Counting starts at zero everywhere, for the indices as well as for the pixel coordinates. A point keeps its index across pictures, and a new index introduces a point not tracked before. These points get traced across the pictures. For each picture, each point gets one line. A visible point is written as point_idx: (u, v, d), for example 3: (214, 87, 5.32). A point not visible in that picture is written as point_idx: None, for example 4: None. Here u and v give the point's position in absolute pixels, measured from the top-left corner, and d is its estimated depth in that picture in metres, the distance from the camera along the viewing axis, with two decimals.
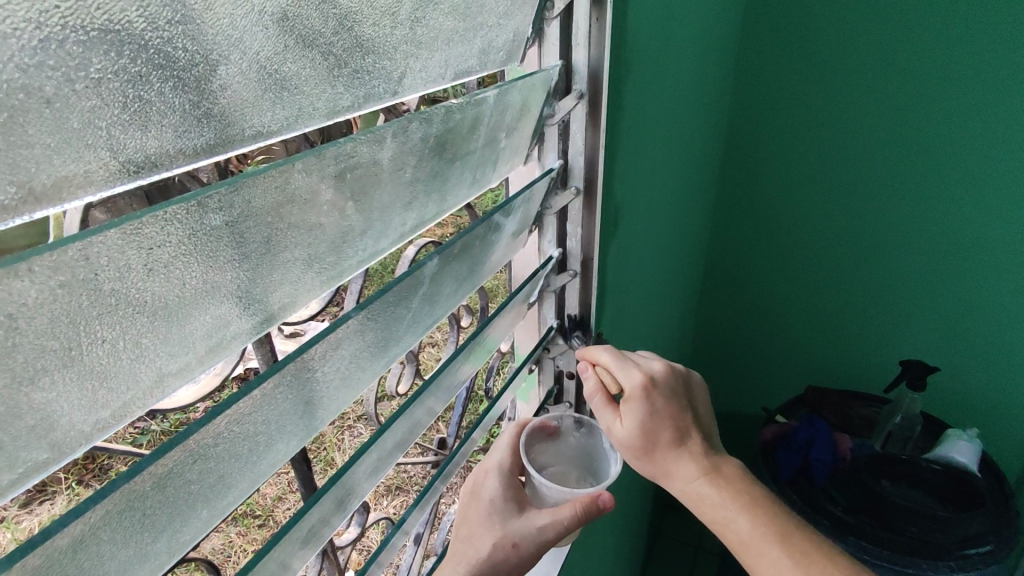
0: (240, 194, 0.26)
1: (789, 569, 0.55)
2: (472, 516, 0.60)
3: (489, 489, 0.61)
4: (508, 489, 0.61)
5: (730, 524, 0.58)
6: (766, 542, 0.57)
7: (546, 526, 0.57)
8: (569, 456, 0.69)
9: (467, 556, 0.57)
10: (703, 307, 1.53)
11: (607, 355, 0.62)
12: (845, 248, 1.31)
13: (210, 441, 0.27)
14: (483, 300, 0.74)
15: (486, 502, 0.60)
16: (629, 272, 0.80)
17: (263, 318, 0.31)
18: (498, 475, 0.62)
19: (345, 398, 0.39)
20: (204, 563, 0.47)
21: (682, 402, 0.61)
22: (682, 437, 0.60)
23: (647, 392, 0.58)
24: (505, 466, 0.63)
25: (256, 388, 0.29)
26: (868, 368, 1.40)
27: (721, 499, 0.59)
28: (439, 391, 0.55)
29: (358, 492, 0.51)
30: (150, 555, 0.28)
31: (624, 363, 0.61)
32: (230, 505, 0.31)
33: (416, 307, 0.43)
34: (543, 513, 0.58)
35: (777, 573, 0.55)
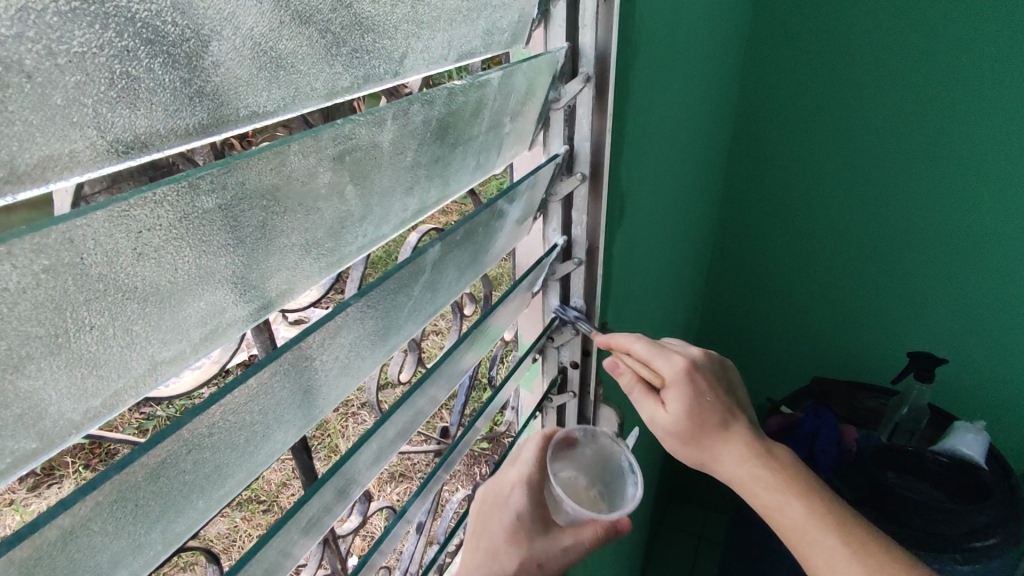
0: (233, 176, 0.25)
1: (844, 556, 0.55)
2: (494, 530, 0.60)
3: (513, 503, 0.60)
4: (533, 504, 0.60)
5: (779, 512, 0.59)
6: (821, 530, 0.57)
7: (569, 546, 0.60)
8: (584, 455, 0.67)
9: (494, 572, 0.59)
10: (709, 296, 1.52)
11: (643, 343, 0.62)
12: (855, 238, 1.29)
13: (204, 432, 0.27)
14: (487, 288, 0.73)
15: (510, 518, 0.60)
16: (635, 261, 0.79)
17: (260, 304, 0.30)
18: (526, 492, 0.60)
19: (345, 387, 0.38)
20: (205, 552, 0.46)
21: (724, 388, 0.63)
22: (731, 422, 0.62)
23: (689, 376, 0.60)
24: (532, 479, 0.61)
25: (251, 377, 0.28)
26: (875, 359, 1.39)
27: (775, 483, 0.60)
28: (442, 379, 0.55)
29: (360, 481, 0.51)
30: (145, 545, 0.27)
31: (663, 351, 0.62)
32: (227, 494, 0.31)
33: (417, 295, 0.42)
34: (566, 533, 0.60)
35: (831, 560, 0.56)
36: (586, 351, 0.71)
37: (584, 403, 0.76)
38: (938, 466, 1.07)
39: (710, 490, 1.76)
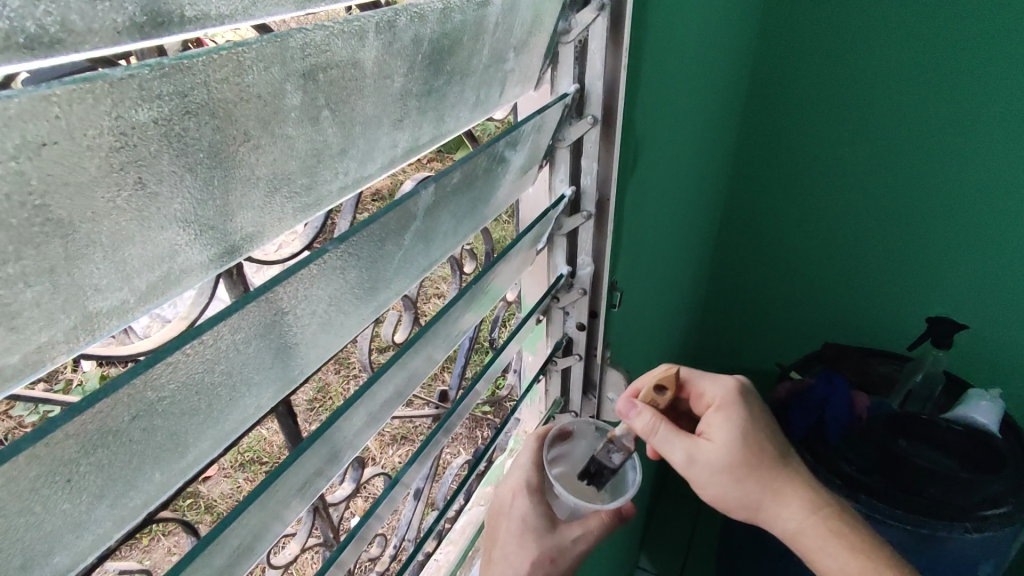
0: (170, 83, 0.20)
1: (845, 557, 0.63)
2: (506, 538, 0.63)
3: (518, 510, 0.63)
4: (537, 506, 0.63)
5: (807, 538, 0.64)
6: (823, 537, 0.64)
7: (578, 537, 0.63)
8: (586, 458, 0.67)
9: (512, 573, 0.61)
10: (718, 262, 1.47)
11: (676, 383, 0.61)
12: (874, 200, 1.24)
13: (150, 395, 0.23)
14: (488, 244, 0.69)
15: (517, 522, 0.62)
16: (645, 218, 0.74)
17: (223, 249, 0.26)
18: (528, 497, 0.63)
19: (328, 345, 0.34)
20: (182, 524, 0.43)
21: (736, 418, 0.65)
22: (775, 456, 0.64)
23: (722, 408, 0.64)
24: (532, 483, 0.64)
25: (209, 331, 0.24)
26: (888, 326, 1.35)
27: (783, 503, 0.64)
28: (440, 339, 0.51)
29: (353, 445, 0.46)
30: (91, 522, 0.24)
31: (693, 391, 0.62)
32: (192, 464, 0.27)
33: (409, 245, 0.38)
34: (574, 526, 0.63)
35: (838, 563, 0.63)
36: (593, 312, 0.67)
37: (590, 367, 0.73)
38: (950, 434, 1.04)
39: None
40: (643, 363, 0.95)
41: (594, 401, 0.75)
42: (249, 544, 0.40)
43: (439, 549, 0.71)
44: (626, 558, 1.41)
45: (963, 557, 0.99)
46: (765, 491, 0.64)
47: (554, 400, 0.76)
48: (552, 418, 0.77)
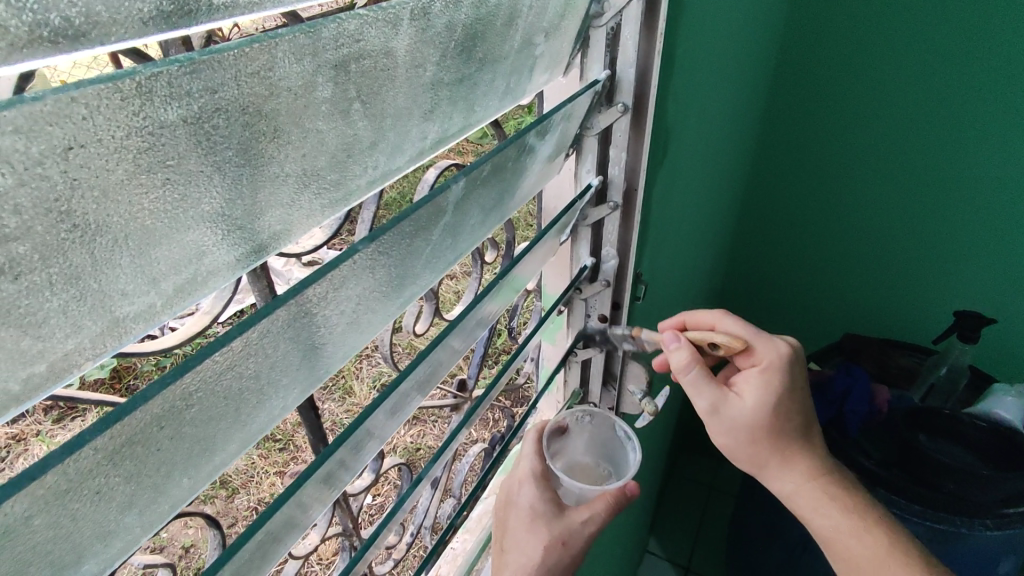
0: (199, 79, 0.19)
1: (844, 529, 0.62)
2: (514, 525, 0.61)
3: (525, 497, 0.62)
4: (545, 493, 0.62)
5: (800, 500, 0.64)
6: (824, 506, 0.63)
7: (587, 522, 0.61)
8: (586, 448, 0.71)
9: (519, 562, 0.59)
10: (735, 253, 1.43)
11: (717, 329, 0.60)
12: (904, 189, 1.20)
13: (179, 404, 0.22)
14: (509, 232, 0.68)
15: (526, 510, 0.61)
16: (671, 207, 0.72)
17: (249, 249, 0.25)
18: (534, 484, 0.62)
19: (354, 344, 0.33)
20: (205, 516, 0.43)
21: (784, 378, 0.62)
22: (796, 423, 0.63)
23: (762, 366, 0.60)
24: (539, 471, 0.63)
25: (237, 338, 0.23)
26: (910, 317, 1.33)
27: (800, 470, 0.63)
28: (464, 329, 0.50)
29: (378, 436, 0.46)
30: (120, 530, 0.23)
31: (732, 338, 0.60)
32: (218, 468, 0.27)
33: (436, 240, 0.36)
34: (581, 509, 0.61)
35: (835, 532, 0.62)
36: (616, 304, 0.66)
37: (611, 359, 0.71)
38: (974, 430, 1.02)
39: None
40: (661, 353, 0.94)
41: (614, 392, 0.74)
42: (282, 532, 0.40)
43: (455, 538, 0.71)
44: (636, 542, 1.42)
45: (981, 553, 0.98)
46: (777, 455, 0.62)
47: (574, 391, 0.75)
48: (570, 409, 0.76)
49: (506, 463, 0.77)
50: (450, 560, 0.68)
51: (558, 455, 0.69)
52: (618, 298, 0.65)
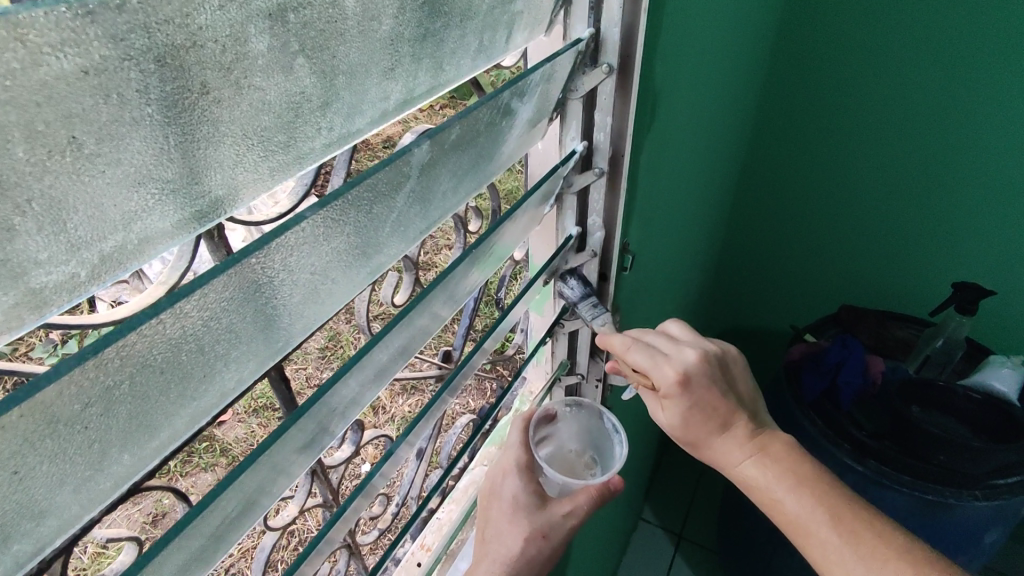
0: (97, 25, 0.18)
1: (840, 549, 0.53)
2: (496, 517, 0.62)
3: (509, 488, 0.62)
4: (529, 484, 0.62)
5: (791, 509, 0.57)
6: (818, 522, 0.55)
7: (569, 514, 0.62)
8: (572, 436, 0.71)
9: (500, 554, 0.60)
10: (733, 225, 1.41)
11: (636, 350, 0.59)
12: (907, 156, 1.17)
13: (101, 378, 0.21)
14: (495, 200, 0.66)
15: (508, 501, 0.62)
16: (663, 174, 0.70)
17: (189, 215, 0.24)
18: (518, 475, 0.62)
19: (316, 315, 0.31)
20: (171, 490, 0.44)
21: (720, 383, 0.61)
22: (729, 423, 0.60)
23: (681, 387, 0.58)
24: (523, 463, 0.63)
25: (167, 312, 0.21)
26: (910, 288, 1.31)
27: (769, 478, 0.59)
28: (443, 299, 0.48)
29: (357, 403, 0.43)
30: (54, 510, 0.22)
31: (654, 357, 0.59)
32: (162, 447, 0.26)
33: (402, 207, 0.35)
34: (564, 501, 0.62)
35: (829, 555, 0.54)
36: (603, 274, 0.64)
37: (598, 330, 0.70)
38: (968, 402, 1.02)
39: None
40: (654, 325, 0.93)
41: (602, 363, 0.73)
42: (255, 498, 0.37)
43: (441, 508, 0.71)
44: (630, 510, 1.44)
45: (969, 523, 0.99)
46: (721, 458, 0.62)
47: (561, 362, 0.74)
48: (558, 380, 0.75)
49: (493, 435, 0.77)
50: (435, 530, 0.68)
51: (544, 441, 0.69)
52: (606, 269, 0.64)
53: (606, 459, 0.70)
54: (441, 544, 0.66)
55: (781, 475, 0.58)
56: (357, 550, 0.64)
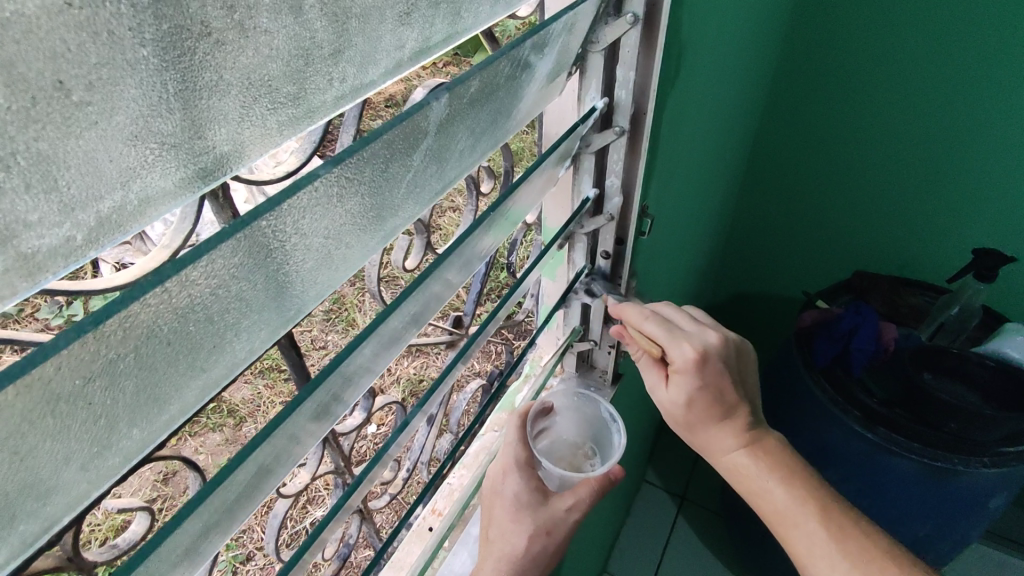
0: None
1: (824, 544, 0.60)
2: (499, 518, 0.59)
3: (510, 488, 0.60)
4: (530, 483, 0.61)
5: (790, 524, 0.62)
6: (804, 516, 0.61)
7: (571, 509, 0.61)
8: (569, 428, 0.71)
9: (506, 553, 0.58)
10: (744, 191, 1.37)
11: (652, 322, 0.61)
12: (930, 117, 1.12)
13: (102, 352, 0.19)
14: (508, 161, 0.63)
15: (510, 501, 0.59)
16: (683, 133, 0.67)
17: (190, 172, 0.22)
18: (519, 474, 0.60)
19: (329, 282, 0.30)
20: (181, 459, 0.44)
21: (734, 373, 0.63)
22: (727, 410, 0.63)
23: (697, 366, 0.59)
24: (522, 461, 0.61)
25: (166, 284, 0.19)
26: (926, 256, 1.28)
27: (761, 472, 0.64)
28: (458, 263, 0.45)
29: (370, 371, 0.41)
30: (60, 492, 0.21)
31: (672, 332, 0.61)
32: (172, 423, 0.24)
33: (419, 165, 0.32)
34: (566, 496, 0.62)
35: (811, 546, 0.60)
36: (620, 239, 0.62)
37: None
38: (982, 369, 1.01)
39: None
40: (665, 292, 0.91)
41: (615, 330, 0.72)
42: (272, 464, 0.35)
43: (452, 474, 0.71)
44: (633, 473, 1.45)
45: (974, 491, 0.99)
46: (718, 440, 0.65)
47: (573, 328, 0.73)
48: (570, 347, 0.74)
49: (503, 401, 0.76)
50: (446, 496, 0.68)
51: (540, 436, 0.69)
52: (623, 235, 0.62)
53: (605, 450, 0.70)
54: (453, 509, 0.66)
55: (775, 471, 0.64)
56: (368, 515, 0.65)
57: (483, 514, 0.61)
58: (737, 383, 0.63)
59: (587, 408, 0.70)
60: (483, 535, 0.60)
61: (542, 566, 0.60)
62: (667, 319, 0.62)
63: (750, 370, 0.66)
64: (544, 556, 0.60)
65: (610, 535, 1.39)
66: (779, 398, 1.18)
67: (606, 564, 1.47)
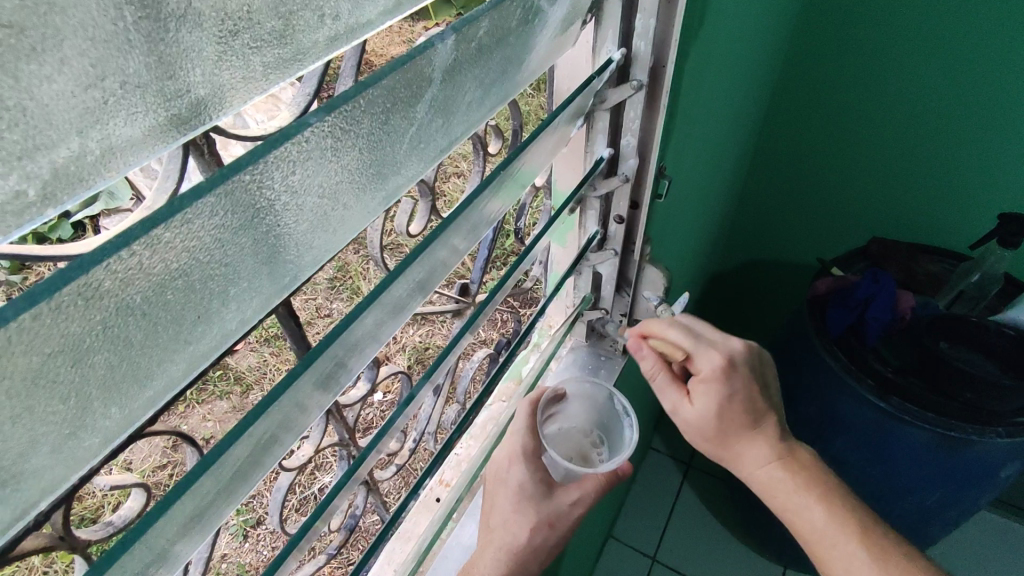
0: None
1: (861, 562, 0.57)
2: (500, 506, 0.59)
3: (515, 477, 0.59)
4: (536, 475, 0.59)
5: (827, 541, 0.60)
6: (840, 535, 0.59)
7: (576, 504, 0.61)
8: (581, 415, 0.68)
9: (506, 544, 0.57)
10: (759, 155, 1.32)
11: (678, 329, 0.61)
12: (957, 77, 1.07)
13: (61, 321, 0.17)
14: (517, 119, 0.60)
15: (513, 492, 0.58)
16: (702, 90, 0.63)
17: (162, 119, 0.19)
18: (525, 464, 0.59)
19: (327, 246, 0.27)
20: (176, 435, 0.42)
21: (759, 381, 0.63)
22: (757, 419, 0.62)
23: (725, 373, 0.60)
24: (529, 451, 0.59)
25: (126, 252, 0.17)
26: (946, 222, 1.24)
27: (794, 484, 0.62)
28: (466, 226, 0.42)
29: (378, 338, 0.38)
30: (31, 480, 0.19)
31: (698, 341, 0.61)
32: (157, 400, 0.22)
33: (424, 119, 0.29)
34: (572, 489, 0.62)
35: (849, 566, 0.58)
36: (635, 203, 0.59)
37: (626, 263, 0.66)
38: (999, 338, 0.98)
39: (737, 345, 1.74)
40: (678, 260, 0.88)
41: (628, 298, 0.69)
42: (279, 432, 0.32)
43: (459, 444, 0.69)
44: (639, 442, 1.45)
45: (986, 462, 0.98)
46: (744, 447, 0.63)
47: (584, 296, 0.70)
48: (581, 316, 0.71)
49: (510, 372, 0.74)
50: (453, 467, 0.67)
51: (550, 420, 0.66)
52: (638, 198, 0.59)
53: (614, 442, 0.68)
54: (461, 481, 0.65)
55: (807, 483, 0.62)
56: (374, 487, 0.64)
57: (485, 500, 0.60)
58: (763, 390, 0.63)
59: (602, 398, 0.67)
60: (490, 510, 0.59)
61: (551, 538, 0.59)
62: (692, 330, 0.62)
63: (772, 378, 0.66)
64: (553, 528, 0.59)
65: (616, 501, 1.40)
66: (790, 367, 1.15)
67: (611, 529, 1.49)
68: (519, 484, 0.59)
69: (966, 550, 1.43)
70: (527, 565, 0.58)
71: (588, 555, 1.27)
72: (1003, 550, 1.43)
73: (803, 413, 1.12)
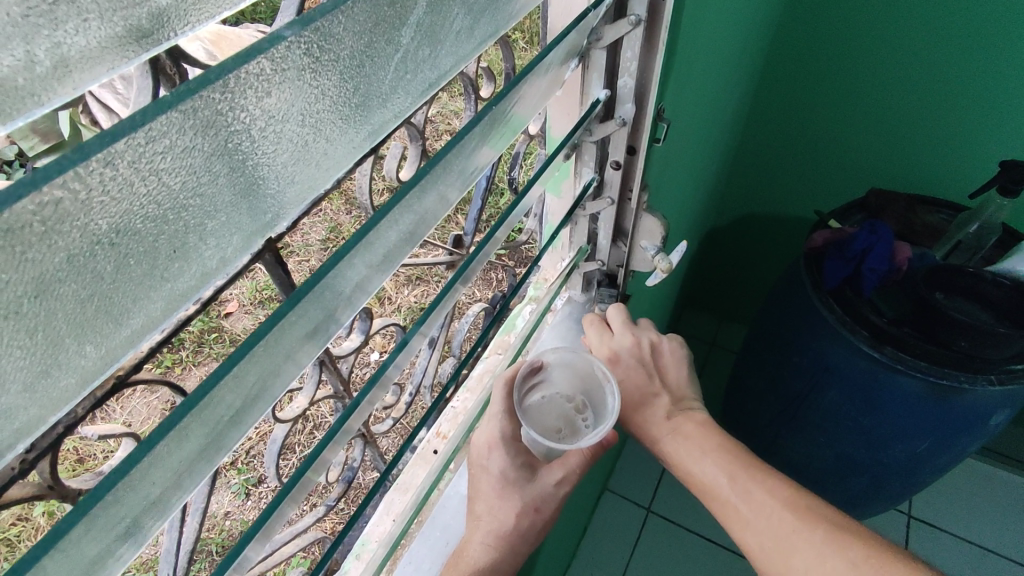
0: None
1: (749, 507, 0.59)
2: (485, 492, 0.59)
3: (495, 464, 0.59)
4: (517, 459, 0.59)
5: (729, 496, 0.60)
6: (726, 475, 0.60)
7: (560, 484, 0.60)
8: (564, 381, 0.65)
9: (493, 529, 0.57)
10: (757, 106, 1.29)
11: (592, 326, 0.70)
12: (962, 22, 1.04)
13: (12, 246, 0.15)
14: (509, 61, 0.57)
15: (496, 478, 0.58)
16: (700, 31, 0.61)
17: (120, 28, 0.17)
18: (503, 450, 0.58)
19: (313, 180, 0.25)
20: (163, 385, 0.41)
21: (650, 367, 0.68)
22: (647, 398, 0.67)
23: (610, 363, 0.67)
24: (508, 439, 0.58)
25: (84, 169, 0.16)
26: (945, 172, 1.23)
27: (691, 448, 0.63)
28: (454, 171, 0.40)
29: (366, 288, 0.36)
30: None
31: (602, 335, 0.69)
32: (138, 338, 0.21)
33: (410, 45, 0.27)
34: (556, 470, 0.61)
35: (744, 509, 0.59)
36: (632, 148, 0.58)
37: (623, 213, 0.65)
38: (995, 289, 0.98)
39: (732, 300, 1.75)
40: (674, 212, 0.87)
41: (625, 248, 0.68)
42: (267, 380, 0.31)
43: (456, 397, 0.69)
44: None
45: (975, 409, 1.00)
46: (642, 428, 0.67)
47: (579, 248, 0.70)
48: (576, 267, 0.71)
49: (506, 325, 0.74)
50: (450, 419, 0.67)
51: (531, 390, 0.63)
52: (635, 143, 0.57)
53: (599, 407, 0.65)
54: (457, 433, 0.65)
55: (702, 446, 0.63)
56: (371, 439, 0.64)
57: (470, 485, 0.60)
58: (655, 374, 0.68)
59: (583, 364, 0.64)
60: (482, 480, 0.59)
61: (547, 490, 0.60)
62: (603, 324, 0.70)
63: (674, 368, 0.70)
64: (549, 495, 0.60)
65: (612, 454, 1.43)
66: (784, 320, 1.16)
67: (606, 482, 1.52)
68: (502, 468, 0.58)
69: (953, 496, 1.47)
70: (515, 550, 0.58)
71: (583, 508, 1.30)
72: (990, 496, 1.47)
73: (799, 364, 1.13)
